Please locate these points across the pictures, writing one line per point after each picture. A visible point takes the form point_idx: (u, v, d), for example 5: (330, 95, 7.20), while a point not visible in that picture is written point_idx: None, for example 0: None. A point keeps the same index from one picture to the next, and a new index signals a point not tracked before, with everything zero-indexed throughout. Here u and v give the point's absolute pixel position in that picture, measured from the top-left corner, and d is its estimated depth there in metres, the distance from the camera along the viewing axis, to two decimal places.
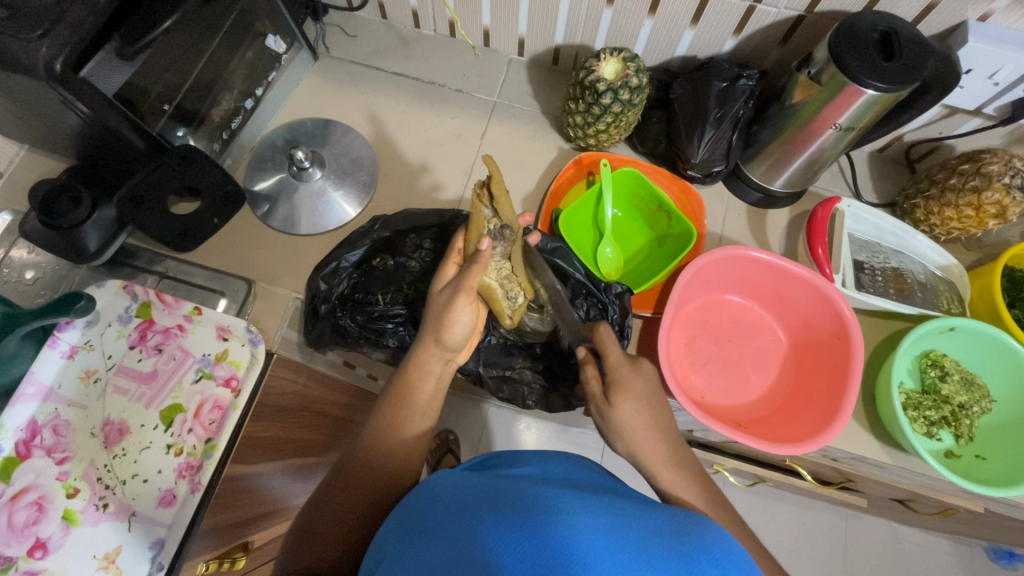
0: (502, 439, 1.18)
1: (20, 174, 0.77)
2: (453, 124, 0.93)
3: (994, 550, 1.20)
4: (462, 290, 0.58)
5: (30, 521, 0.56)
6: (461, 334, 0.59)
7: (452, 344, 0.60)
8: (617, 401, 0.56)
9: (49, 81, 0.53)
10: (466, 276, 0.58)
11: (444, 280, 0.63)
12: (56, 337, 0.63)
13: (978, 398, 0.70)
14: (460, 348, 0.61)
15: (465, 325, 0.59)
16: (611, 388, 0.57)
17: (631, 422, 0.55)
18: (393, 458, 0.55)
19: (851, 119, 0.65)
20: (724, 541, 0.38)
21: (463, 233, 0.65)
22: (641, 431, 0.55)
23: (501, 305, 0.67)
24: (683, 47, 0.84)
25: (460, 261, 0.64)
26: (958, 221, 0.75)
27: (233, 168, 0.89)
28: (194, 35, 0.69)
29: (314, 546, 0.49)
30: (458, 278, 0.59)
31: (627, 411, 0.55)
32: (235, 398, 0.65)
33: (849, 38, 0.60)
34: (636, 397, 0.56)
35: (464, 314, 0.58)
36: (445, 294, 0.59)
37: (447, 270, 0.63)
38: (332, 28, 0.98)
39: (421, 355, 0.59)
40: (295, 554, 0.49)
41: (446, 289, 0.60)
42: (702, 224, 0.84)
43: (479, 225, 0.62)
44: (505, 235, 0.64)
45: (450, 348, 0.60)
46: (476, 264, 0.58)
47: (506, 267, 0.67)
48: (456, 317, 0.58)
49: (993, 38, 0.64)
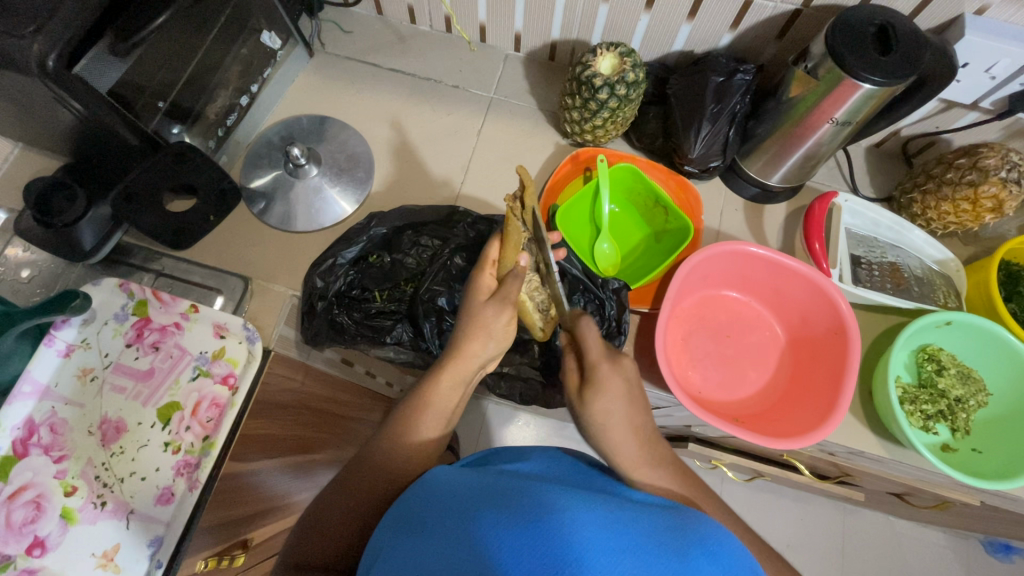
0: (500, 435, 1.19)
1: (14, 171, 0.76)
2: (450, 120, 0.93)
3: (991, 543, 1.21)
4: (504, 301, 0.60)
5: (28, 519, 0.56)
6: (497, 342, 0.60)
7: (473, 355, 0.59)
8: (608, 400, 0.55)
9: (41, 77, 0.53)
10: (510, 288, 0.60)
11: (483, 290, 0.62)
12: (52, 335, 0.63)
13: (975, 391, 0.70)
14: (492, 357, 0.61)
15: (501, 339, 0.60)
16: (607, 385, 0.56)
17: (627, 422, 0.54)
18: (395, 455, 0.53)
19: (848, 114, 0.65)
20: (721, 535, 0.38)
21: (497, 243, 0.64)
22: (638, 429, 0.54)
23: (533, 317, 0.70)
24: (680, 42, 0.83)
25: (494, 270, 0.64)
26: (954, 215, 0.75)
27: (229, 165, 0.88)
28: (187, 31, 0.69)
29: (316, 543, 0.49)
30: (501, 291, 0.60)
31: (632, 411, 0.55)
32: (233, 395, 0.66)
33: (846, 32, 0.60)
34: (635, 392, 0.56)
35: (504, 326, 0.60)
36: (487, 306, 0.60)
37: (485, 283, 0.63)
38: (327, 24, 0.97)
39: None
40: (296, 551, 0.49)
41: (490, 302, 0.60)
42: (699, 219, 0.84)
43: (517, 240, 0.62)
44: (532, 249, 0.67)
45: (483, 355, 0.59)
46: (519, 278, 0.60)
47: (534, 281, 0.70)
48: (494, 327, 0.59)
49: (990, 31, 0.63)
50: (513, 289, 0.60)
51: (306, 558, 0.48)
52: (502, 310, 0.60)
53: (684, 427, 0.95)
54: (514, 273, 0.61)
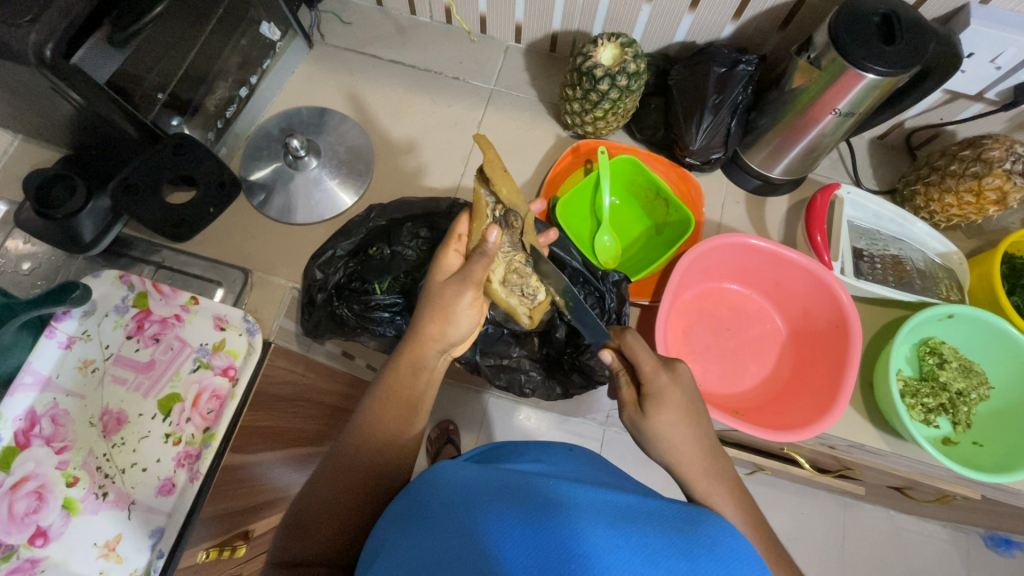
0: (502, 428, 1.19)
1: (13, 163, 0.76)
2: (450, 111, 0.92)
3: (991, 537, 1.21)
4: (468, 283, 0.57)
5: (30, 510, 0.56)
6: (461, 323, 0.59)
7: (453, 339, 0.60)
8: (657, 413, 0.54)
9: (39, 67, 0.52)
10: (473, 268, 0.57)
11: (446, 270, 0.61)
12: (53, 327, 0.63)
13: (976, 384, 0.70)
14: (460, 340, 0.61)
15: (466, 324, 0.59)
16: (652, 397, 0.54)
17: (678, 430, 0.53)
18: (391, 444, 0.54)
19: (852, 104, 0.64)
20: (732, 535, 0.38)
21: (466, 219, 0.64)
22: (659, 423, 0.54)
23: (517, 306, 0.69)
24: (682, 32, 0.83)
25: (460, 250, 0.62)
26: (958, 208, 0.74)
27: (228, 157, 0.88)
28: (185, 22, 0.68)
29: (309, 535, 0.48)
30: (463, 270, 0.58)
31: (660, 412, 0.54)
32: (233, 387, 0.66)
33: (850, 22, 0.59)
34: (674, 408, 0.54)
35: (468, 310, 0.59)
36: (448, 286, 0.58)
37: (449, 261, 0.62)
38: (327, 16, 0.97)
39: (416, 344, 0.58)
40: (287, 544, 0.48)
41: (451, 281, 0.58)
42: (701, 212, 0.83)
43: (481, 211, 0.62)
44: (510, 220, 0.63)
45: (448, 338, 0.59)
46: (483, 258, 0.57)
47: (515, 259, 0.67)
48: (457, 313, 0.58)
49: (996, 21, 0.63)
50: (475, 270, 0.57)
51: (304, 557, 0.46)
52: (464, 292, 0.58)
53: None
54: (480, 251, 0.57)
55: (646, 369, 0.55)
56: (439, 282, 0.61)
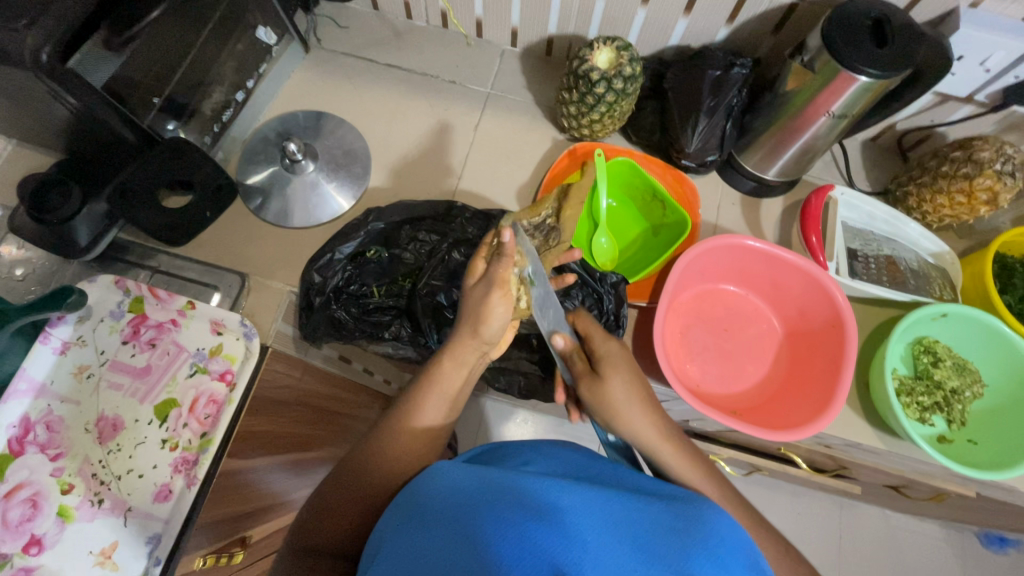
0: (500, 432, 1.19)
1: (6, 167, 0.76)
2: (446, 115, 0.93)
3: (986, 535, 1.22)
4: (494, 283, 0.53)
5: (25, 518, 0.56)
6: (496, 328, 0.55)
7: (489, 339, 0.56)
8: (611, 374, 0.56)
9: (36, 71, 0.52)
10: (497, 268, 0.54)
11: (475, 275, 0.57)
12: (47, 333, 0.63)
13: (971, 383, 0.70)
14: (496, 343, 0.57)
15: (498, 325, 0.54)
16: (606, 362, 0.57)
17: (629, 391, 0.55)
18: (402, 436, 0.53)
19: (845, 106, 0.65)
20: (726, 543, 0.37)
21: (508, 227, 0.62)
22: (613, 385, 0.55)
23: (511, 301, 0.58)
24: (677, 36, 0.84)
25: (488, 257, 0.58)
26: (950, 208, 0.75)
27: (225, 161, 0.87)
28: (182, 25, 0.68)
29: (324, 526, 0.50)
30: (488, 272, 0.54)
31: (613, 374, 0.56)
32: (230, 392, 0.66)
33: (843, 25, 0.60)
34: (630, 373, 0.57)
35: (498, 309, 0.54)
36: (477, 289, 0.55)
37: (478, 266, 0.58)
38: (323, 20, 0.97)
39: (455, 344, 0.56)
40: (309, 533, 0.51)
41: (480, 283, 0.55)
42: (696, 212, 0.85)
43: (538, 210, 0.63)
44: (551, 236, 0.64)
45: (488, 341, 0.56)
46: (504, 256, 0.53)
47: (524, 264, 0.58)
48: (490, 310, 0.54)
49: (985, 24, 0.64)
50: (497, 269, 0.53)
51: (320, 541, 0.50)
52: (490, 292, 0.54)
53: (682, 423, 0.95)
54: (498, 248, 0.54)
55: (596, 339, 0.59)
56: (471, 286, 0.57)
